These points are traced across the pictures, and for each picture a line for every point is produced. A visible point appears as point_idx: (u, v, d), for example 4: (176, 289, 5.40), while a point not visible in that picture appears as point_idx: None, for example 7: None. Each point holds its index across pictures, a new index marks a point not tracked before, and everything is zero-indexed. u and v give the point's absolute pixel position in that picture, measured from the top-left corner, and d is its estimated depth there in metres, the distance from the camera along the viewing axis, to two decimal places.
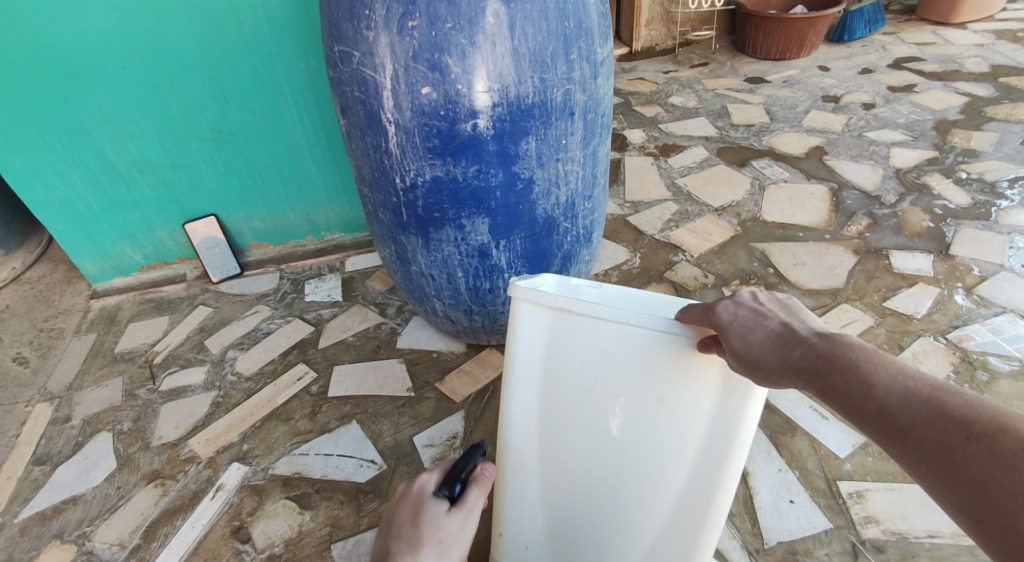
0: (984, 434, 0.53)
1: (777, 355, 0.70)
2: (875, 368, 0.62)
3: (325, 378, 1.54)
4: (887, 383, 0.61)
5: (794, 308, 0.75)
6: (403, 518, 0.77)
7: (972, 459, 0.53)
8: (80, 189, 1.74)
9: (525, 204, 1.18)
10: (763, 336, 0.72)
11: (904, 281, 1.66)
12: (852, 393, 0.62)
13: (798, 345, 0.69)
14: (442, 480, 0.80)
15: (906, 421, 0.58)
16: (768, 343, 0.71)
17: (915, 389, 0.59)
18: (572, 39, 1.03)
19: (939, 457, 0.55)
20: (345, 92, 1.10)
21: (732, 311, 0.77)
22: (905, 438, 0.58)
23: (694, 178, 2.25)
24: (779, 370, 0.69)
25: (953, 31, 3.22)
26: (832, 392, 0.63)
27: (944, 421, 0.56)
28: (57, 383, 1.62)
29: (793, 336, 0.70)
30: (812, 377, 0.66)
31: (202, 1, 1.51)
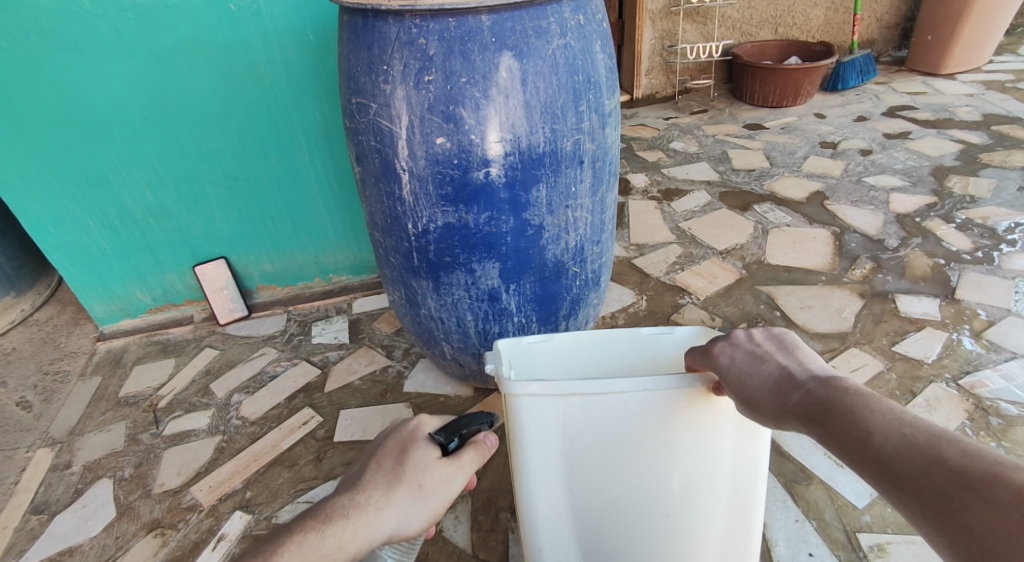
0: (980, 485, 0.53)
1: (775, 398, 0.71)
2: (871, 414, 0.63)
3: (331, 423, 1.52)
4: (884, 430, 0.61)
5: (792, 348, 0.76)
6: (390, 450, 0.79)
7: (969, 512, 0.53)
8: (94, 234, 1.76)
9: (535, 249, 1.19)
10: (762, 380, 0.74)
11: (912, 325, 1.66)
12: (847, 437, 0.63)
13: (796, 390, 0.70)
14: (442, 429, 0.82)
15: (903, 469, 0.58)
16: (767, 387, 0.73)
17: (910, 436, 0.59)
18: (581, 92, 1.07)
19: (936, 506, 0.55)
20: (361, 141, 1.13)
21: (731, 355, 0.79)
22: (902, 485, 0.58)
23: (697, 221, 2.28)
24: (778, 413, 0.71)
25: (943, 81, 3.32)
26: (830, 437, 0.64)
27: (940, 470, 0.56)
28: (59, 428, 1.60)
29: (792, 379, 0.72)
30: (810, 420, 0.67)
31: (223, 55, 1.56)
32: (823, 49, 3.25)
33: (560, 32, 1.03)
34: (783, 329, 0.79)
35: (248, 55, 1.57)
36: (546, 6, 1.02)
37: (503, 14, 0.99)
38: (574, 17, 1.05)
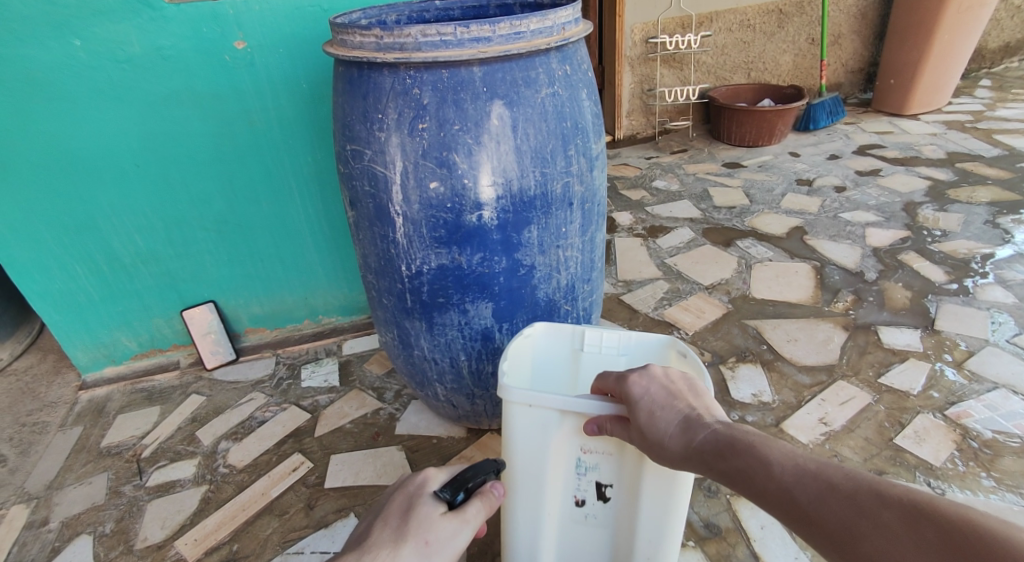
0: (869, 508, 0.61)
1: (681, 442, 0.79)
2: (768, 453, 0.71)
3: (321, 468, 1.50)
4: (782, 463, 0.69)
5: (700, 395, 0.85)
6: (397, 509, 0.82)
7: (865, 535, 0.60)
8: (81, 280, 1.75)
9: (528, 288, 1.21)
10: (666, 419, 0.82)
11: (896, 356, 1.70)
12: (751, 474, 0.70)
13: (700, 429, 0.78)
14: (446, 483, 0.84)
15: (803, 500, 0.66)
16: (674, 424, 0.81)
17: (804, 467, 0.68)
18: (570, 137, 1.11)
19: (838, 533, 0.62)
20: (356, 186, 1.15)
21: (646, 388, 0.86)
22: (808, 519, 0.65)
23: (682, 257, 2.33)
24: (683, 456, 0.78)
25: (908, 122, 3.48)
26: (733, 470, 0.72)
27: (836, 498, 0.63)
28: (37, 483, 1.55)
29: (693, 422, 0.80)
30: (713, 460, 0.74)
31: (217, 104, 1.59)
32: (794, 93, 3.40)
33: (548, 81, 1.07)
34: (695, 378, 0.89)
35: (242, 104, 1.61)
36: (534, 58, 1.06)
37: (494, 65, 1.03)
38: (561, 67, 1.09)
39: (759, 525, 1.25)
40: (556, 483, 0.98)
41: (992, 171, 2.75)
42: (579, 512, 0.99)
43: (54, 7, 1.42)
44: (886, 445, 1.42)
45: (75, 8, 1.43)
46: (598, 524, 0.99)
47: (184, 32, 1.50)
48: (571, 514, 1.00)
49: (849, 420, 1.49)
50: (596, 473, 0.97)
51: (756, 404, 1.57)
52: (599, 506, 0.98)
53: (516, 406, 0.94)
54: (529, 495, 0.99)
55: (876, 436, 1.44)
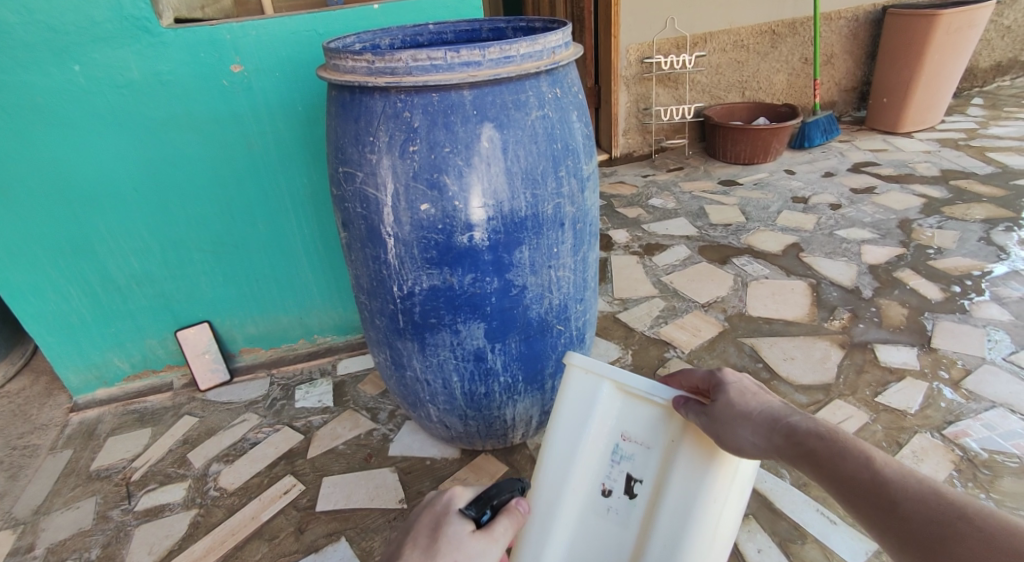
0: (973, 517, 0.61)
1: (764, 424, 0.79)
2: (867, 447, 0.71)
3: (313, 491, 1.48)
4: (885, 459, 0.69)
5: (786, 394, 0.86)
6: (421, 527, 0.79)
7: (963, 541, 0.60)
8: (76, 302, 1.74)
9: (520, 308, 1.20)
10: (755, 405, 0.83)
11: (893, 375, 1.68)
12: (846, 458, 0.70)
13: (791, 415, 0.79)
14: (473, 501, 0.83)
15: (900, 498, 0.65)
16: (761, 409, 0.82)
17: (908, 470, 0.67)
18: (560, 159, 1.11)
19: (931, 535, 0.62)
20: (347, 208, 1.15)
21: (739, 378, 0.88)
22: (896, 511, 0.65)
23: (678, 275, 2.33)
24: (767, 435, 0.79)
25: (902, 139, 3.51)
26: (825, 450, 0.71)
27: (937, 501, 0.63)
28: (24, 507, 1.53)
29: (787, 408, 0.80)
30: (803, 440, 0.74)
31: (215, 127, 1.60)
32: (789, 111, 3.43)
33: (539, 104, 1.08)
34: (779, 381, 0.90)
35: (239, 126, 1.62)
36: (524, 81, 1.07)
37: (484, 88, 1.04)
38: (552, 90, 1.10)
39: (757, 547, 1.23)
40: (589, 463, 0.99)
41: (986, 188, 2.76)
42: (603, 503, 0.98)
43: (54, 33, 1.44)
44: None
45: (74, 35, 1.45)
46: (617, 521, 0.96)
47: (181, 57, 1.51)
48: (595, 506, 0.98)
49: None
50: (631, 463, 0.97)
51: None
52: (624, 501, 0.96)
53: (574, 370, 1.00)
54: (558, 470, 0.99)
55: None
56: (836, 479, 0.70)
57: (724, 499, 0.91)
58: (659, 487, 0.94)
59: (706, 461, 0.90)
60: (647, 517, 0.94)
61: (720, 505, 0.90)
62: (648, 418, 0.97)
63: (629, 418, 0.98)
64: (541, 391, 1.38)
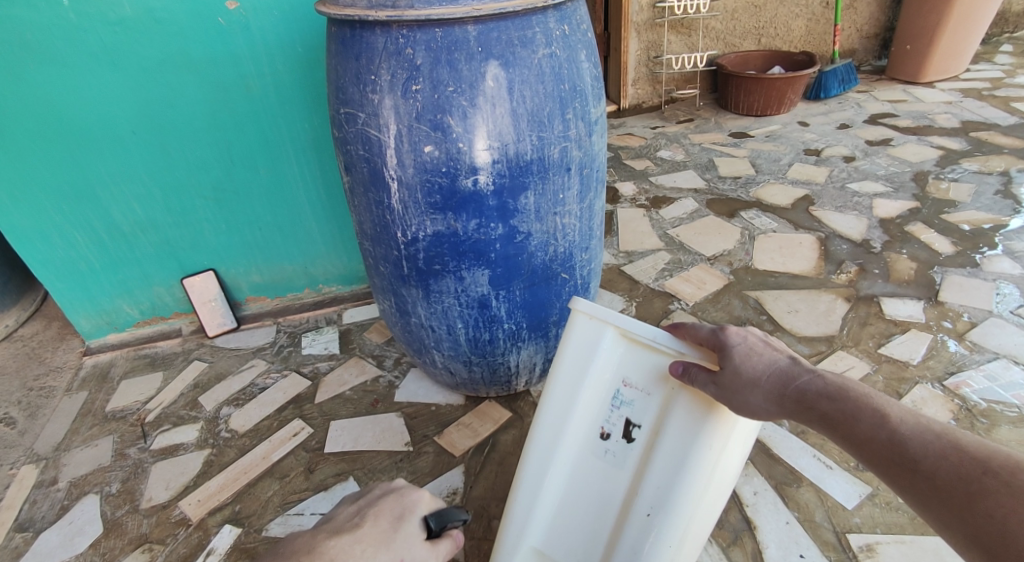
0: (997, 470, 0.62)
1: (776, 389, 0.80)
2: (883, 406, 0.73)
3: (321, 433, 1.52)
4: (901, 417, 0.71)
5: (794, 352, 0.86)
6: (386, 510, 0.80)
7: (988, 491, 0.61)
8: (82, 248, 1.75)
9: (524, 255, 1.20)
10: (762, 366, 0.83)
11: (897, 327, 1.68)
12: (860, 418, 0.72)
13: (803, 375, 0.80)
14: (436, 512, 0.83)
15: (920, 455, 0.67)
16: (771, 370, 0.82)
17: (927, 425, 0.69)
18: (567, 100, 1.08)
19: (954, 488, 0.63)
20: (350, 150, 1.13)
21: (744, 337, 0.87)
22: (917, 468, 0.66)
23: (685, 228, 2.31)
24: (778, 401, 0.79)
25: (922, 90, 3.39)
26: (840, 415, 0.74)
27: (958, 455, 0.65)
28: (44, 444, 1.57)
29: (796, 368, 0.81)
30: (817, 404, 0.76)
31: (211, 68, 1.57)
32: (805, 60, 3.32)
33: (546, 41, 1.04)
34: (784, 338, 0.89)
35: (237, 69, 1.58)
36: (530, 17, 1.03)
37: (489, 24, 1.00)
38: (559, 27, 1.06)
39: (753, 490, 1.26)
40: (589, 406, 1.01)
41: (1007, 140, 2.69)
42: (601, 446, 1.00)
43: None
44: None
45: None
46: (613, 463, 0.99)
47: None
48: (592, 448, 1.01)
49: None
50: (630, 409, 0.98)
51: None
52: (621, 444, 0.98)
53: (579, 316, 1.02)
54: (559, 412, 1.03)
55: None
56: (856, 441, 0.72)
57: (719, 446, 0.91)
58: (656, 432, 0.95)
59: (703, 409, 0.91)
60: (642, 460, 0.96)
61: (714, 451, 0.91)
62: (650, 366, 0.97)
63: (630, 365, 0.99)
64: (545, 339, 1.39)
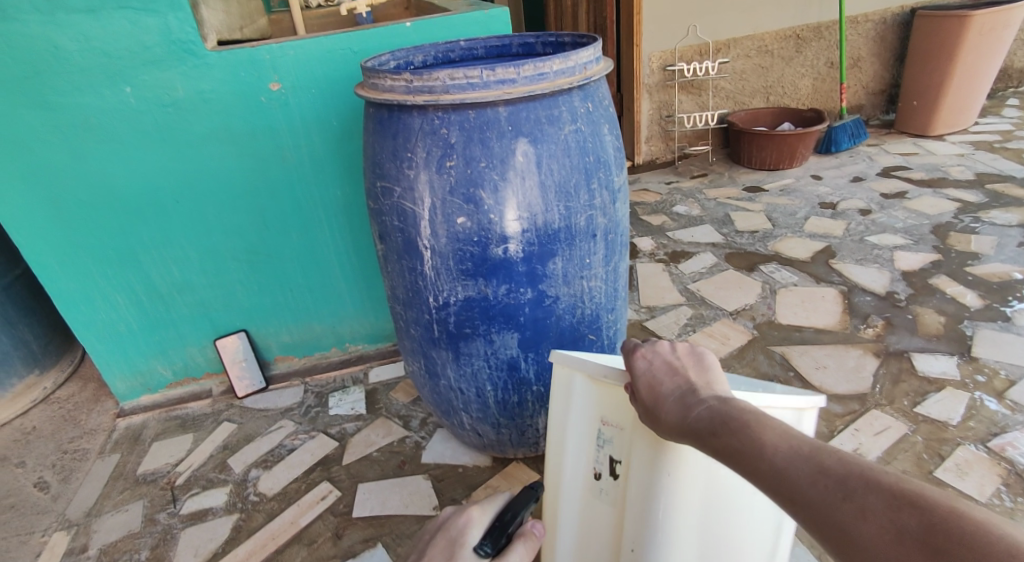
0: (858, 493, 0.55)
1: (678, 416, 0.73)
2: (764, 428, 0.65)
3: (349, 496, 1.52)
4: (774, 440, 0.63)
5: (704, 365, 0.80)
6: (438, 550, 0.81)
7: (854, 520, 0.54)
8: (122, 311, 1.82)
9: (553, 318, 1.23)
10: (669, 390, 0.76)
11: (931, 385, 1.66)
12: (744, 451, 0.64)
13: (698, 403, 0.72)
14: (486, 533, 0.83)
15: (793, 481, 0.59)
16: (674, 398, 0.75)
17: (799, 446, 0.61)
18: (592, 171, 1.13)
19: (827, 519, 0.56)
20: (385, 221, 1.19)
21: (652, 360, 0.80)
22: (792, 498, 0.59)
23: (705, 283, 2.33)
24: (679, 430, 0.72)
25: (934, 143, 3.45)
26: (727, 448, 0.66)
27: (825, 478, 0.57)
28: (76, 510, 1.59)
29: (693, 394, 0.74)
30: (709, 438, 0.68)
31: (253, 142, 1.66)
32: (815, 116, 3.41)
33: (571, 119, 1.10)
34: (702, 347, 0.82)
35: (276, 142, 1.68)
36: (557, 97, 1.09)
37: (519, 105, 1.07)
38: (584, 105, 1.13)
39: None
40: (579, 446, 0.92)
41: None
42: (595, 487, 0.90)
43: (109, 58, 1.50)
44: (926, 479, 1.38)
45: (128, 59, 1.51)
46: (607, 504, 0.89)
47: (223, 76, 1.57)
48: (583, 489, 0.91)
49: (884, 452, 1.46)
50: (613, 448, 0.88)
51: None
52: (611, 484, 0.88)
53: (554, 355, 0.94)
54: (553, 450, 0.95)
55: (915, 469, 1.41)
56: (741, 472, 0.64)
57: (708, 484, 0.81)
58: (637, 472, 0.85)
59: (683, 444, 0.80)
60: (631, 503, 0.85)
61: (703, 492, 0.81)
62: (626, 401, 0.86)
63: (609, 402, 0.88)
64: None
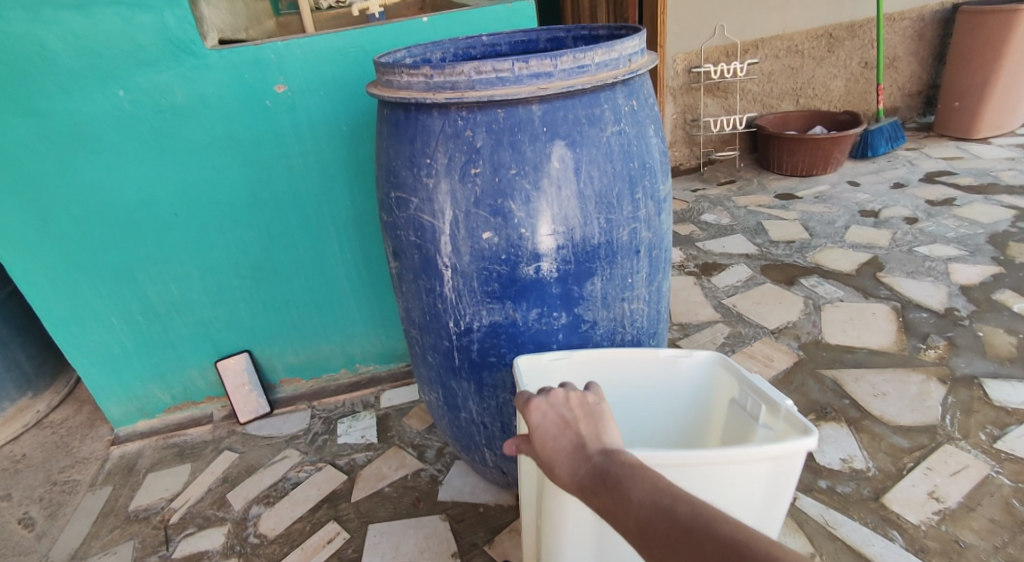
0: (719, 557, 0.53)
1: (570, 475, 0.69)
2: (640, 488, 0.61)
3: (358, 540, 1.36)
4: (644, 503, 0.60)
5: (599, 414, 0.74)
6: None
7: None
8: (117, 331, 1.69)
9: (590, 345, 1.07)
10: (561, 448, 0.71)
11: (1010, 416, 1.48)
12: (619, 516, 0.61)
13: (587, 458, 0.68)
14: None
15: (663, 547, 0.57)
16: (567, 453, 0.70)
17: (667, 507, 0.59)
18: (637, 178, 0.98)
19: None
20: (399, 236, 1.05)
21: (546, 414, 0.75)
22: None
23: (741, 298, 2.15)
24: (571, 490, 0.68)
25: (978, 146, 3.24)
26: (606, 513, 0.63)
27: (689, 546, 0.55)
28: (62, 551, 1.45)
29: (581, 449, 0.69)
30: (592, 499, 0.65)
31: (256, 148, 1.53)
32: (850, 118, 3.22)
33: (614, 118, 0.95)
34: (599, 394, 0.76)
35: (281, 148, 1.54)
36: (599, 93, 0.94)
37: (555, 102, 0.92)
38: (628, 102, 0.97)
39: None
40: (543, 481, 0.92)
41: None
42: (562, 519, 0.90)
43: (100, 58, 1.38)
44: (1020, 530, 1.20)
45: (121, 59, 1.39)
46: None
47: (224, 78, 1.44)
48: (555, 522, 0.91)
49: (966, 496, 1.28)
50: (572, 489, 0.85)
51: (847, 473, 1.37)
52: None
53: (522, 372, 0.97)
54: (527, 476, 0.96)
55: (1005, 517, 1.23)
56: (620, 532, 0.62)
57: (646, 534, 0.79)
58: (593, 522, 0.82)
59: None
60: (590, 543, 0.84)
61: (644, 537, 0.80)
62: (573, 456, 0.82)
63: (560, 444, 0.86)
64: None
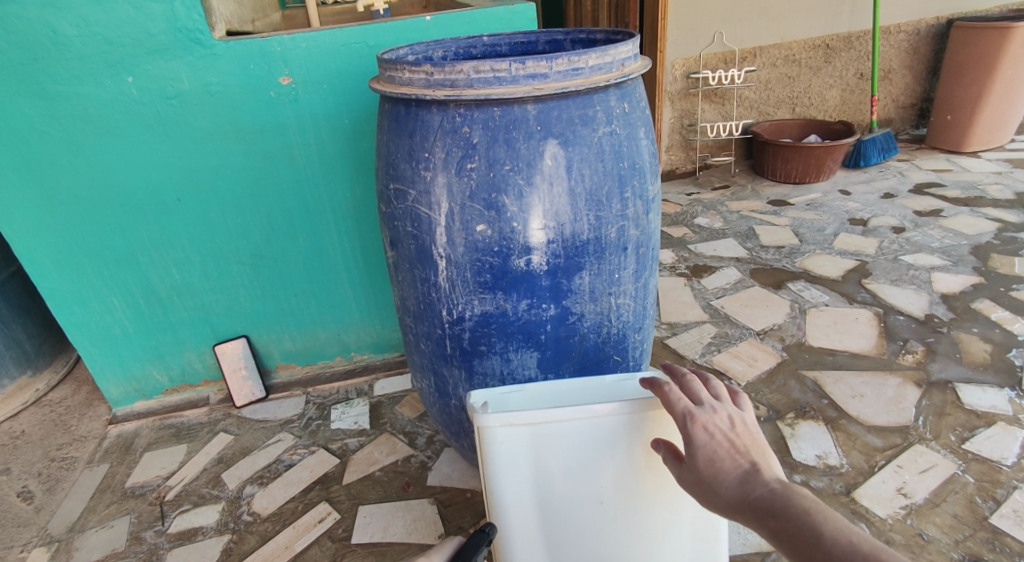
0: None
1: (737, 492, 0.71)
2: (823, 513, 0.65)
3: (349, 520, 1.41)
4: (834, 535, 0.63)
5: (762, 445, 0.75)
6: None
7: None
8: (118, 313, 1.73)
9: (576, 337, 1.12)
10: (729, 469, 0.73)
11: (980, 420, 1.53)
12: (800, 541, 0.64)
13: (760, 484, 0.70)
14: None
15: None
16: (736, 477, 0.72)
17: (857, 542, 0.62)
18: (626, 179, 1.03)
19: None
20: (397, 226, 1.09)
21: (710, 435, 0.76)
22: None
23: (729, 300, 2.21)
24: (736, 507, 0.71)
25: (968, 159, 3.31)
26: (782, 533, 0.66)
27: None
28: (59, 524, 1.49)
29: (756, 473, 0.72)
30: (766, 519, 0.68)
31: (260, 138, 1.57)
32: (843, 128, 3.28)
33: (606, 119, 1.00)
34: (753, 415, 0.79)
35: (284, 138, 1.58)
36: (592, 95, 0.99)
37: (550, 102, 0.96)
38: (620, 105, 1.02)
39: None
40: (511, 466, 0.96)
41: None
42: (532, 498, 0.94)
43: (110, 44, 1.42)
44: (980, 525, 1.25)
45: (130, 46, 1.43)
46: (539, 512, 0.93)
47: (230, 68, 1.48)
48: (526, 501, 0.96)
49: (933, 492, 1.34)
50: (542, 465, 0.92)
51: (822, 468, 1.43)
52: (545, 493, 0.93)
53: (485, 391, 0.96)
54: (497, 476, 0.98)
55: (967, 513, 1.28)
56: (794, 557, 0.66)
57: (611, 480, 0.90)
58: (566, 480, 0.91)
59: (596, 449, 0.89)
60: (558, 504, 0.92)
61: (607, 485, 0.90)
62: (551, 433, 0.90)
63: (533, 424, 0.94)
64: None
